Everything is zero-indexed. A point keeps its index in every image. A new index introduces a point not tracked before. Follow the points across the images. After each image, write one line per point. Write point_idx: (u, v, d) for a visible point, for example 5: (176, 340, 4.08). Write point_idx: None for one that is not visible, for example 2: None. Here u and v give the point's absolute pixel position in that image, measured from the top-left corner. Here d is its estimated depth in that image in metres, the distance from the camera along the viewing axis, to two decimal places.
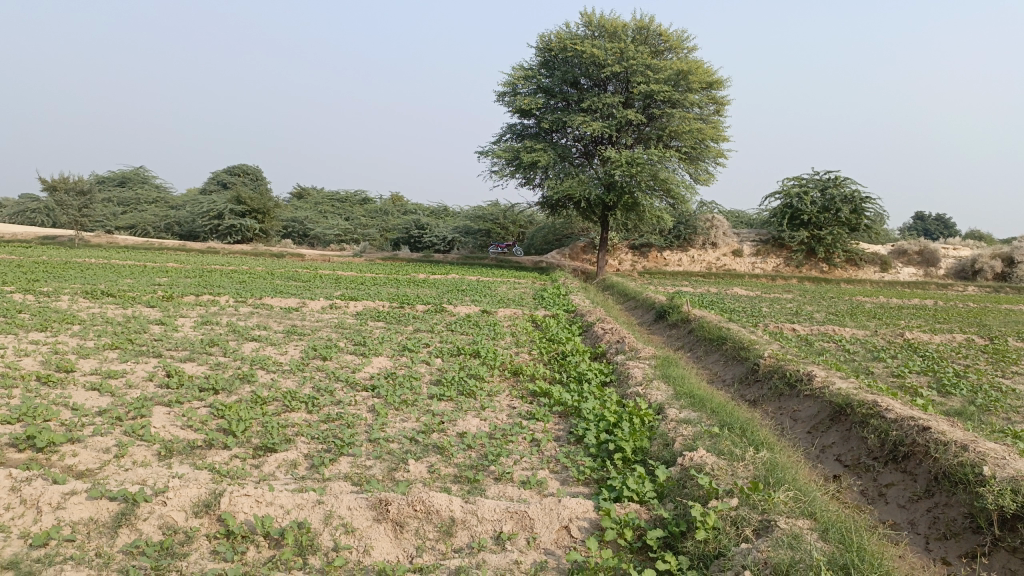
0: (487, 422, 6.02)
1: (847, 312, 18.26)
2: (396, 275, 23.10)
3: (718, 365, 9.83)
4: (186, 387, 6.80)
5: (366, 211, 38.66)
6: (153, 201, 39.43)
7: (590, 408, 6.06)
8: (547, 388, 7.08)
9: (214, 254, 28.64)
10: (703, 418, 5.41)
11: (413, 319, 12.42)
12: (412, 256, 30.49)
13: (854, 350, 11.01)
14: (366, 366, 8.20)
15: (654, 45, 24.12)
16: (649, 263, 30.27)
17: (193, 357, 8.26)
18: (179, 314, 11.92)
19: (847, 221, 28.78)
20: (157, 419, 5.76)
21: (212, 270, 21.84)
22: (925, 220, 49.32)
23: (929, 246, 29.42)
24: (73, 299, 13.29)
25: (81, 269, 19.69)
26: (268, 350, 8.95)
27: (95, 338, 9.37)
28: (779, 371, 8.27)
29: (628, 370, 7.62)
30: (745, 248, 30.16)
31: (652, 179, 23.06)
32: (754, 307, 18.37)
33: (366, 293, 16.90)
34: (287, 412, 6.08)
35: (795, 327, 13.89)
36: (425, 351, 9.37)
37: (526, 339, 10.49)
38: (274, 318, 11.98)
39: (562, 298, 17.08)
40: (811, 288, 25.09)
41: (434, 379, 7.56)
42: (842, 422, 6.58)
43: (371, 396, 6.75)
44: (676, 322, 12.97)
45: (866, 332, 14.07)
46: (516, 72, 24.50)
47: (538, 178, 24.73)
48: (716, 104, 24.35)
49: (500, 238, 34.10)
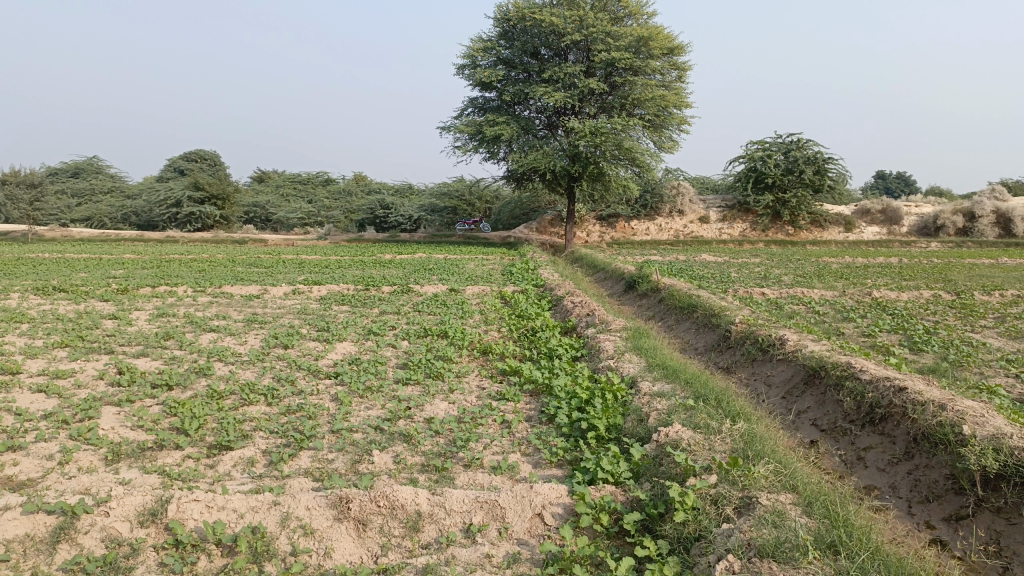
0: (456, 405, 5.80)
1: (815, 274, 18.32)
2: (362, 257, 22.70)
3: (690, 333, 9.73)
4: (139, 385, 6.47)
5: (329, 192, 37.97)
6: (108, 191, 38.34)
7: (561, 385, 5.88)
8: (517, 366, 6.88)
9: (174, 243, 27.93)
10: (677, 389, 5.25)
11: (379, 301, 12.13)
12: (378, 237, 30.04)
13: (824, 312, 10.97)
14: (330, 352, 7.92)
15: (613, 12, 23.76)
16: (616, 234, 30.17)
17: (148, 352, 7.91)
18: (135, 307, 11.50)
19: (810, 183, 28.90)
20: (107, 420, 5.45)
21: (171, 260, 21.24)
22: (885, 179, 49.93)
23: (891, 205, 29.68)
24: (23, 296, 12.78)
25: (33, 266, 18.98)
26: (227, 340, 8.62)
27: (44, 336, 8.95)
28: (751, 336, 8.17)
29: (599, 344, 7.44)
30: (711, 214, 30.19)
31: (617, 148, 22.86)
32: (723, 272, 18.35)
33: (331, 277, 16.52)
34: (246, 405, 5.80)
35: (764, 290, 13.85)
36: (391, 334, 9.11)
37: (495, 316, 10.27)
38: (235, 306, 11.61)
39: (531, 272, 16.87)
40: (778, 251, 25.19)
41: (400, 363, 7.32)
42: (817, 386, 6.49)
43: (334, 384, 6.50)
44: (646, 291, 12.84)
45: (835, 293, 14.07)
46: (475, 43, 24.01)
47: (502, 152, 24.40)
48: (677, 70, 24.16)
49: (467, 215, 33.66)
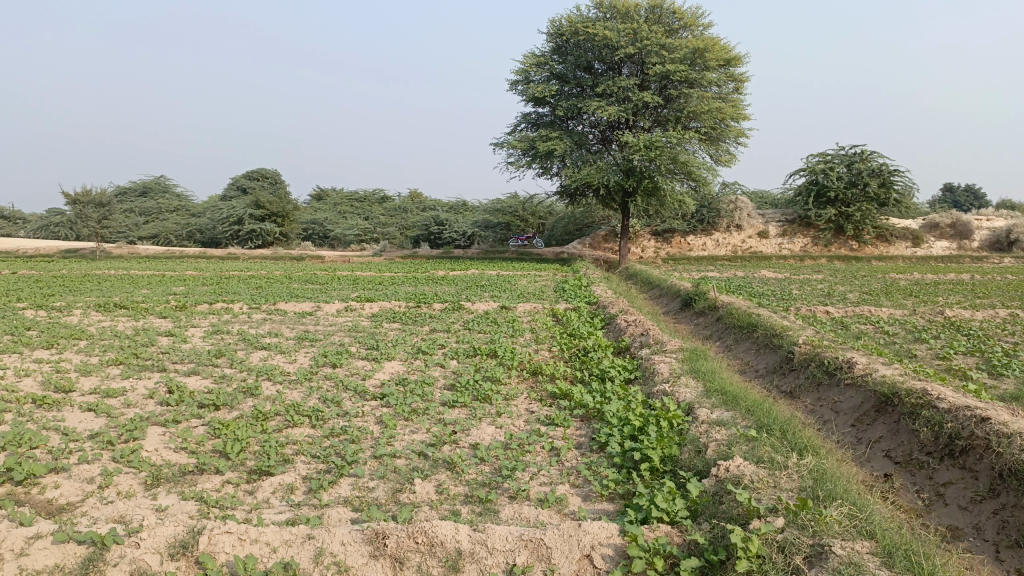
0: (503, 430, 5.59)
1: (881, 291, 17.57)
2: (416, 273, 22.77)
3: (750, 354, 9.33)
4: (186, 404, 6.43)
5: (385, 209, 38.34)
6: (174, 209, 39.49)
7: (613, 410, 5.60)
8: (568, 389, 6.63)
9: (235, 260, 28.52)
10: (740, 417, 4.93)
11: (430, 319, 12.01)
12: (432, 253, 30.13)
13: (893, 332, 10.40)
14: (378, 372, 7.79)
15: (668, 24, 23.44)
16: (672, 249, 29.64)
17: (198, 370, 7.90)
18: (191, 324, 11.62)
19: (875, 197, 27.92)
20: (152, 441, 5.39)
21: (229, 277, 21.60)
22: (953, 192, 48.15)
23: (961, 218, 28.45)
24: (86, 313, 13.09)
25: (99, 282, 19.52)
26: (276, 359, 8.59)
27: (101, 353, 9.07)
28: (816, 359, 7.75)
29: (653, 366, 7.12)
30: (770, 228, 29.40)
31: (672, 162, 22.47)
32: (784, 289, 17.76)
33: (384, 293, 16.54)
34: (290, 428, 5.69)
35: (828, 308, 13.27)
36: (440, 353, 8.95)
37: (546, 335, 10.02)
38: (287, 324, 11.64)
39: (583, 289, 16.58)
40: (841, 267, 24.35)
41: (448, 384, 7.14)
42: (890, 414, 6.08)
43: (380, 406, 6.34)
44: (703, 309, 12.46)
45: (904, 312, 13.40)
46: (529, 59, 23.94)
47: (555, 167, 24.24)
48: (735, 82, 23.67)
49: (520, 230, 33.54)
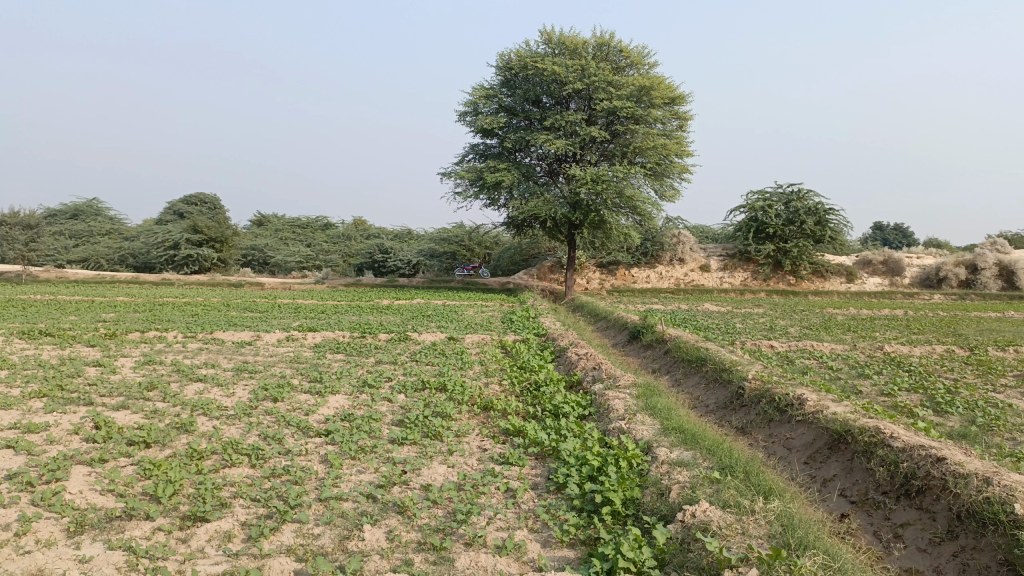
0: (456, 470, 5.36)
1: (821, 326, 17.94)
2: (359, 302, 22.31)
3: (700, 389, 9.31)
4: (114, 442, 5.99)
5: (328, 236, 37.73)
6: (107, 232, 38.08)
7: (569, 448, 5.43)
8: (521, 426, 6.44)
9: (170, 286, 27.55)
10: (700, 457, 4.84)
11: (375, 350, 11.69)
12: (376, 281, 29.69)
13: (838, 368, 10.54)
14: (322, 406, 7.46)
15: (615, 62, 23.84)
16: (617, 281, 29.87)
17: (128, 404, 7.43)
18: (122, 354, 11.03)
19: (811, 234, 28.73)
20: (75, 483, 4.97)
21: (164, 304, 20.80)
22: (883, 230, 50.03)
23: (893, 256, 29.45)
24: (7, 340, 12.34)
25: (22, 308, 18.53)
26: (213, 392, 8.16)
27: (22, 384, 8.47)
28: (767, 395, 7.75)
29: (607, 402, 6.99)
30: (712, 263, 29.92)
31: (618, 196, 22.70)
32: (728, 323, 17.97)
33: (326, 323, 16.10)
34: (228, 468, 5.34)
35: (773, 343, 13.43)
36: (387, 387, 8.65)
37: (496, 368, 9.83)
38: (225, 354, 11.15)
39: (531, 320, 16.47)
40: (781, 301, 24.89)
41: (396, 419, 6.86)
42: (843, 452, 6.07)
43: (324, 443, 6.03)
44: (651, 342, 12.46)
45: (845, 347, 13.64)
46: (477, 91, 24.00)
47: (502, 198, 24.22)
48: (679, 119, 24.15)
49: (466, 260, 33.38)
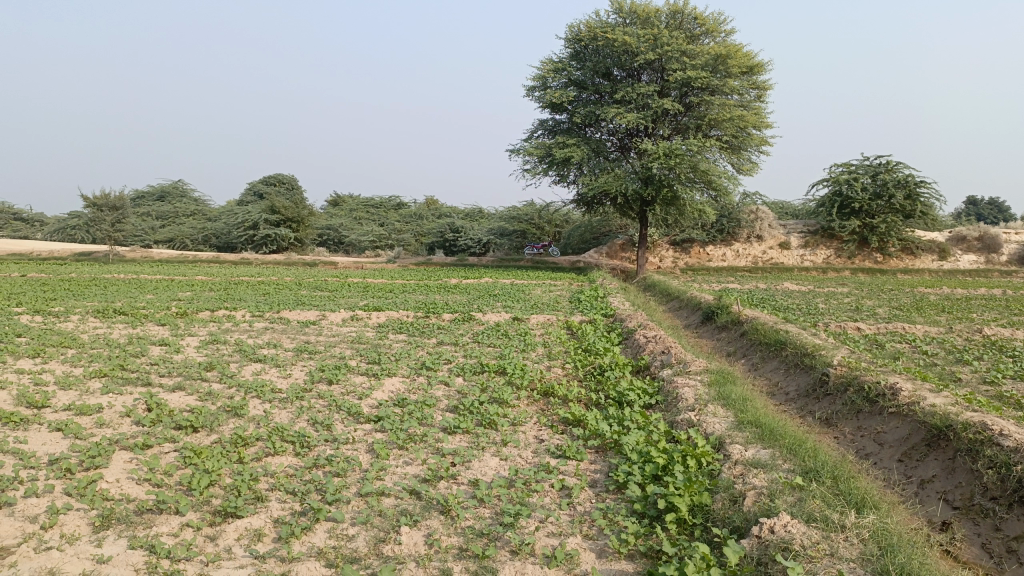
0: (509, 464, 4.98)
1: (912, 306, 16.82)
2: (428, 281, 22.18)
3: (778, 375, 8.69)
4: (162, 426, 5.85)
5: (400, 215, 37.86)
6: (191, 214, 39.20)
7: (632, 442, 4.97)
8: (581, 415, 6.01)
9: (247, 266, 28.09)
10: (781, 457, 4.31)
11: (438, 330, 11.42)
12: (446, 260, 29.56)
13: (932, 353, 9.69)
14: (376, 390, 7.19)
15: (690, 30, 22.82)
16: (691, 259, 28.94)
17: (183, 385, 7.33)
18: (188, 333, 11.05)
19: (900, 208, 27.11)
20: (115, 470, 4.81)
21: (238, 283, 21.10)
22: (977, 205, 46.99)
23: (990, 231, 27.48)
24: (83, 319, 12.59)
25: (105, 287, 19.07)
26: (269, 373, 8.01)
27: (86, 364, 8.50)
28: (854, 384, 7.09)
29: (676, 390, 6.47)
30: (792, 240, 28.61)
31: (692, 171, 21.82)
32: (810, 303, 17.04)
33: (392, 302, 15.94)
34: (270, 456, 5.10)
35: (859, 324, 12.57)
36: (445, 370, 8.32)
37: (560, 351, 9.39)
38: (288, 334, 11.06)
39: (600, 300, 15.93)
40: (866, 280, 23.57)
41: (450, 406, 6.53)
42: (943, 450, 5.43)
43: (374, 430, 5.74)
44: (725, 323, 11.84)
45: (940, 329, 12.61)
46: (546, 65, 23.41)
47: (572, 175, 23.65)
48: (758, 89, 22.99)
49: (536, 238, 32.92)
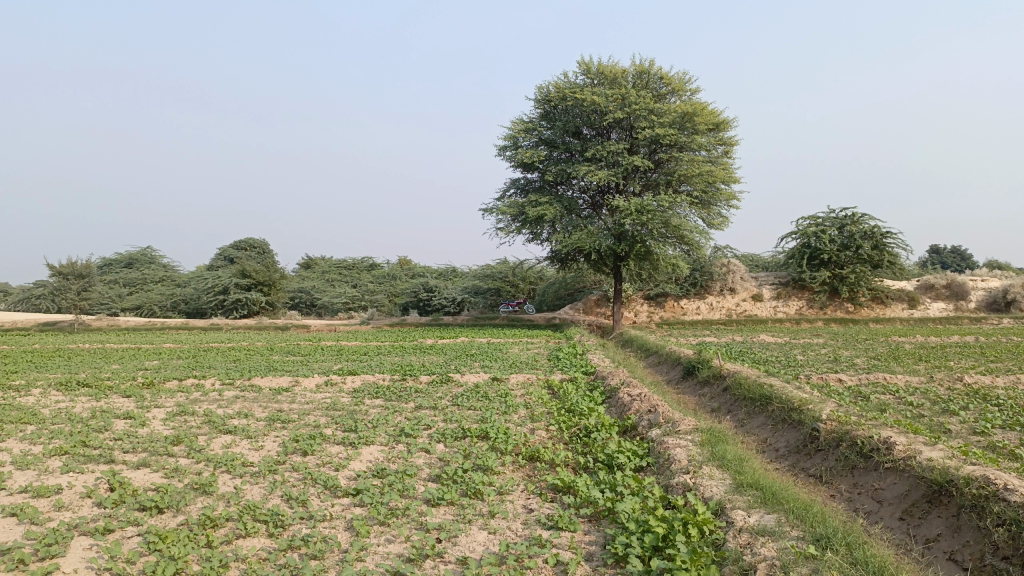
0: (498, 537, 4.70)
1: (889, 355, 16.84)
2: (404, 342, 21.86)
3: (766, 431, 8.50)
4: (125, 507, 5.48)
5: (373, 276, 37.61)
6: (160, 280, 38.59)
7: (628, 510, 4.73)
8: (571, 481, 5.75)
9: (218, 331, 27.55)
10: (787, 523, 4.10)
11: (416, 394, 11.11)
12: (421, 321, 29.28)
13: (918, 404, 9.58)
14: (353, 460, 6.85)
15: (656, 89, 23.27)
16: (666, 314, 28.97)
17: (149, 462, 6.94)
18: (155, 404, 10.62)
19: (869, 259, 27.49)
20: (72, 559, 4.43)
21: (208, 349, 20.60)
22: (940, 253, 47.96)
23: (956, 279, 27.90)
24: (44, 392, 12.08)
25: (69, 357, 18.47)
26: (240, 445, 7.64)
27: (46, 441, 8.07)
28: (846, 439, 6.92)
29: (668, 451, 6.24)
30: (764, 291, 28.81)
31: (664, 226, 21.98)
32: (788, 355, 17.01)
33: (367, 365, 15.58)
34: (242, 539, 4.77)
35: (840, 376, 12.47)
36: (425, 436, 8.01)
37: (542, 412, 9.13)
38: (259, 402, 10.66)
39: (579, 357, 15.74)
40: (840, 330, 23.71)
41: (432, 475, 6.23)
42: (947, 507, 5.24)
43: (353, 505, 5.42)
44: (707, 378, 11.67)
45: (921, 379, 12.55)
46: (517, 125, 23.67)
47: (545, 233, 23.70)
48: (725, 145, 23.40)
49: (510, 296, 32.81)
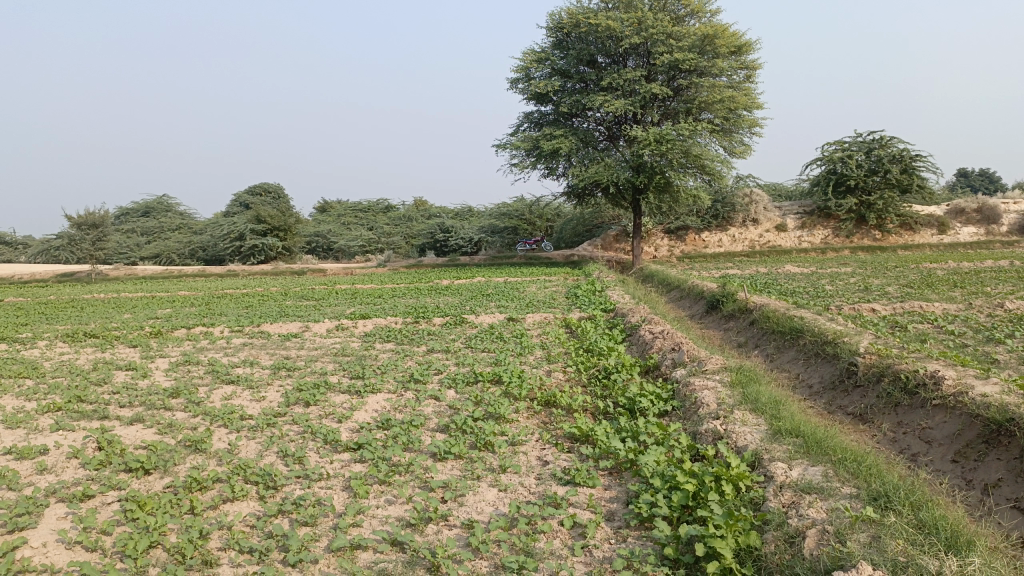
0: (508, 496, 4.24)
1: (922, 283, 16.13)
2: (420, 283, 21.42)
3: (798, 367, 7.99)
4: (111, 468, 5.11)
5: (389, 218, 37.03)
6: (176, 228, 38.29)
7: (652, 463, 4.25)
8: (590, 430, 5.28)
9: (233, 278, 27.32)
10: (836, 477, 3.61)
11: (429, 336, 10.69)
12: (438, 261, 28.76)
13: (960, 333, 8.97)
14: (358, 411, 6.43)
15: (674, 11, 22.04)
16: (687, 247, 28.24)
17: (142, 417, 6.55)
18: (160, 355, 10.27)
19: (897, 183, 26.42)
20: (43, 532, 4.06)
21: (222, 296, 20.30)
22: (968, 176, 46.41)
23: (988, 202, 26.79)
24: (50, 345, 11.78)
25: (82, 308, 18.23)
26: (240, 397, 7.23)
27: (41, 397, 7.73)
28: (889, 374, 6.39)
29: (696, 394, 5.72)
30: (788, 221, 27.93)
31: (684, 156, 21.07)
32: (816, 285, 16.32)
33: (381, 309, 15.17)
34: (229, 503, 4.36)
35: (873, 306, 11.86)
36: (436, 381, 7.57)
37: (560, 353, 8.66)
38: (267, 350, 10.28)
39: (598, 295, 15.18)
40: (868, 258, 22.90)
41: (441, 425, 5.78)
42: (1006, 448, 4.72)
43: (352, 461, 5.01)
44: (732, 312, 11.15)
45: (958, 306, 11.88)
46: (528, 55, 22.63)
47: (561, 167, 22.89)
48: (747, 69, 22.27)
49: (528, 234, 32.14)
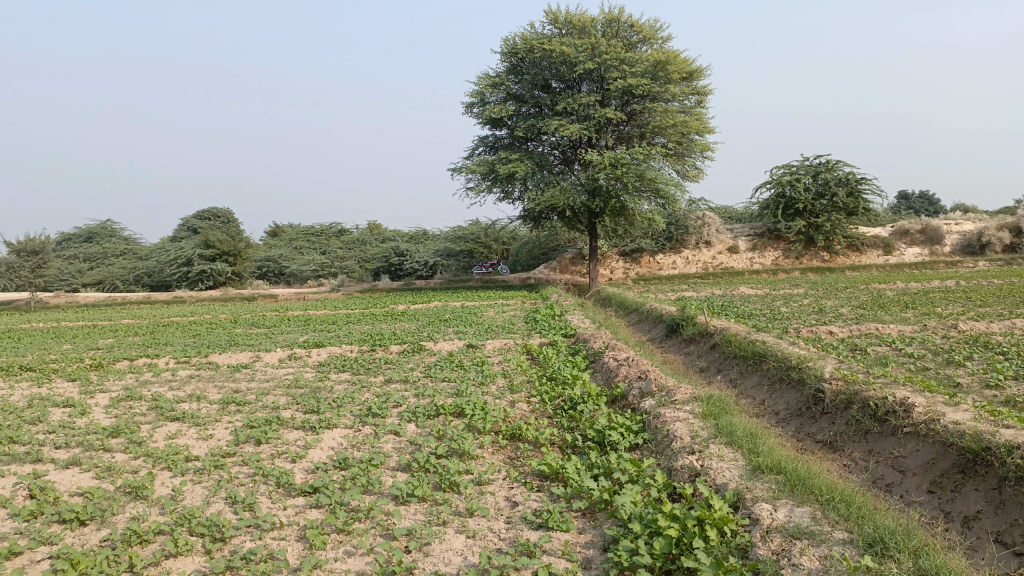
0: (477, 544, 3.98)
1: (873, 304, 16.39)
2: (375, 309, 20.99)
3: (762, 392, 7.89)
4: (41, 520, 4.68)
5: (342, 242, 36.48)
6: (121, 254, 37.07)
7: (628, 503, 4.04)
8: (559, 467, 5.04)
9: (180, 305, 26.45)
10: (824, 520, 3.48)
11: (386, 365, 10.36)
12: (392, 286, 28.31)
13: (919, 355, 9.01)
14: (313, 449, 6.08)
15: (626, 38, 22.26)
16: (642, 269, 28.36)
17: (78, 460, 6.09)
18: (100, 389, 9.71)
19: (844, 206, 27.02)
20: None
21: (169, 325, 19.56)
22: (909, 198, 47.91)
23: (931, 224, 27.55)
24: None
25: (17, 339, 17.34)
26: (186, 436, 6.80)
27: None
28: (857, 400, 6.30)
29: (667, 425, 5.53)
30: (740, 243, 28.30)
31: (639, 179, 21.16)
32: (772, 307, 16.45)
33: (335, 336, 14.73)
34: (172, 559, 4.00)
35: (830, 328, 11.92)
36: (395, 415, 7.25)
37: (522, 382, 8.42)
38: (215, 382, 9.81)
39: (557, 319, 15.01)
40: (818, 280, 23.26)
41: (402, 463, 5.48)
42: (984, 478, 4.63)
43: (308, 507, 4.68)
44: (692, 336, 11.07)
45: (912, 328, 12.02)
46: (483, 80, 22.57)
47: (517, 191, 22.79)
48: (698, 94, 22.58)
49: (484, 257, 31.94)
